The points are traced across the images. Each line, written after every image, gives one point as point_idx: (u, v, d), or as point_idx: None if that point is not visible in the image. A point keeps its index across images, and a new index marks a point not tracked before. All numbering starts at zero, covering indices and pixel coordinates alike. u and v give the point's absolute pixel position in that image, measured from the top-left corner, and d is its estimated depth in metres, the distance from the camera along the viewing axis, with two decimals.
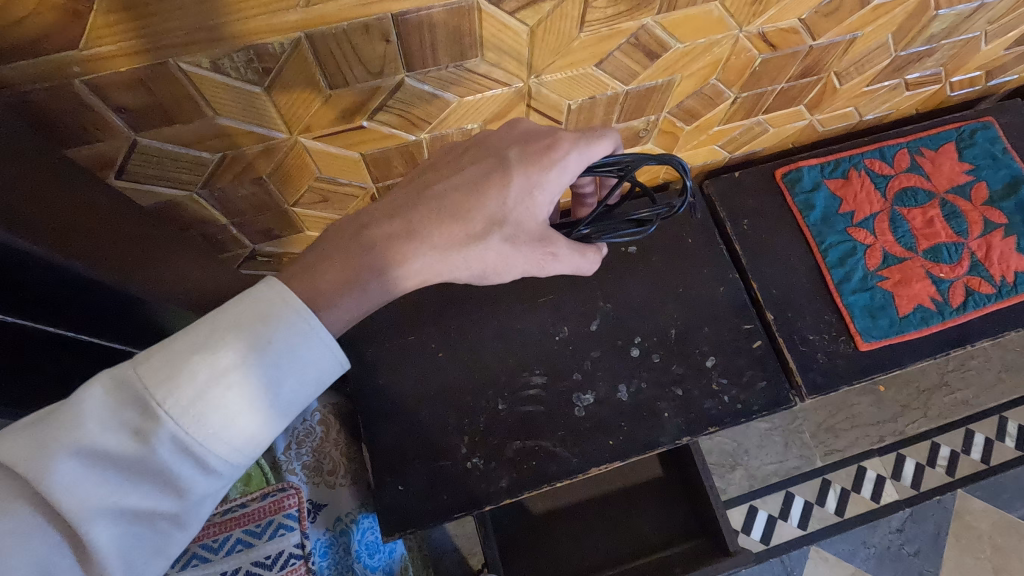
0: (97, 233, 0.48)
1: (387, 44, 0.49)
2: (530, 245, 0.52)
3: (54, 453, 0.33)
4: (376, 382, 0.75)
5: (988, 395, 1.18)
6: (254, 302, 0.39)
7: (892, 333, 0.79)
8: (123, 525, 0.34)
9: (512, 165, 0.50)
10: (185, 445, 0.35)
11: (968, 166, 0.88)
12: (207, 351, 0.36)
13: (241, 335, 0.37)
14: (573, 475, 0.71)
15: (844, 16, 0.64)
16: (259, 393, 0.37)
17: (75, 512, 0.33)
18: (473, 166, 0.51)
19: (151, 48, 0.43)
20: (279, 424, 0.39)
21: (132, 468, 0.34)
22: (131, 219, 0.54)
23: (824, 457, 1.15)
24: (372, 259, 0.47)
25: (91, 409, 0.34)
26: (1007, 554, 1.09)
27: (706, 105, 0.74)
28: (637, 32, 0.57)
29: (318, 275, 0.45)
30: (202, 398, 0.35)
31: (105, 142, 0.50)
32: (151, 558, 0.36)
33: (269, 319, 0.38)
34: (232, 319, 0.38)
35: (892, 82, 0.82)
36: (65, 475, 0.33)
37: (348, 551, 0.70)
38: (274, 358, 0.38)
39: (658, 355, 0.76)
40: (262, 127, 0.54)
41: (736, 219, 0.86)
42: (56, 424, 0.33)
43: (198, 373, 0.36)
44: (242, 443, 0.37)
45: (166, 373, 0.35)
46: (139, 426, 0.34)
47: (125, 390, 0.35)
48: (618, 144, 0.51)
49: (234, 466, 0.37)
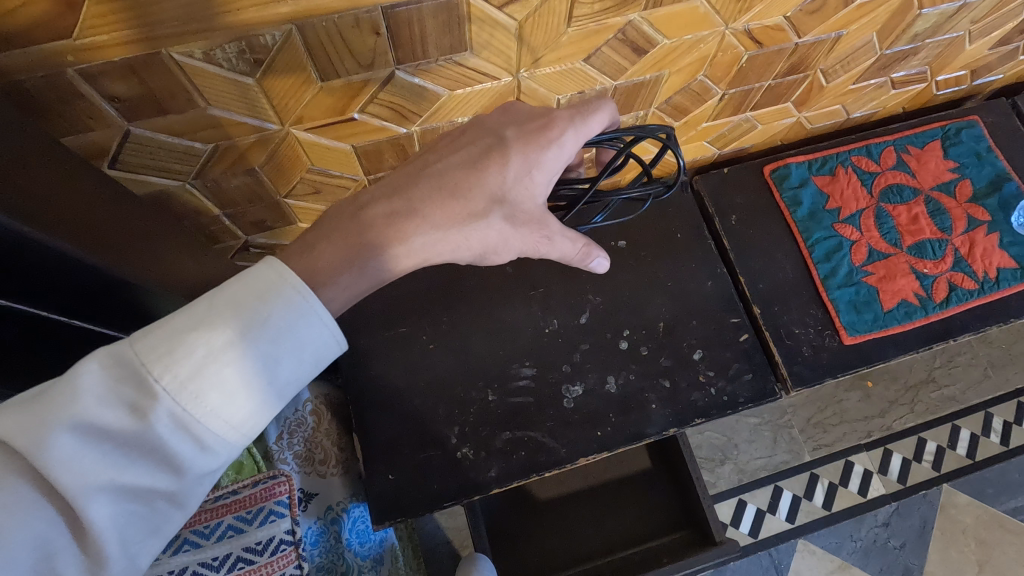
0: (91, 220, 0.49)
1: (377, 37, 0.50)
2: (528, 226, 0.53)
3: (52, 428, 0.34)
4: (368, 373, 0.76)
5: (974, 391, 1.20)
6: (252, 280, 0.40)
7: (876, 326, 0.80)
8: (121, 502, 0.36)
9: (511, 145, 0.51)
10: (182, 422, 0.36)
11: (953, 164, 0.90)
12: (204, 329, 0.38)
13: (239, 313, 0.39)
14: (561, 465, 0.72)
15: (829, 14, 0.65)
16: (258, 371, 0.39)
17: (74, 486, 0.34)
18: (471, 146, 0.52)
19: (145, 38, 0.44)
20: (277, 402, 0.40)
21: (129, 444, 0.35)
22: (125, 208, 0.55)
23: (812, 452, 1.16)
24: (375, 237, 0.48)
25: (88, 385, 0.35)
26: (990, 548, 1.11)
27: (694, 101, 0.75)
28: (625, 28, 0.58)
29: (318, 255, 0.46)
30: (199, 375, 0.37)
31: (97, 131, 0.51)
32: (148, 535, 0.37)
33: (266, 297, 0.39)
34: (230, 297, 0.39)
35: (878, 81, 0.84)
36: (64, 450, 0.34)
37: (338, 538, 0.71)
38: (272, 338, 0.39)
39: (646, 347, 0.77)
40: (255, 119, 0.55)
41: (724, 215, 0.87)
42: (54, 399, 0.34)
43: (195, 351, 0.37)
44: (241, 421, 0.38)
45: (164, 351, 0.36)
46: (136, 403, 0.35)
47: (122, 366, 0.36)
48: (614, 113, 0.53)
49: (231, 444, 0.38)
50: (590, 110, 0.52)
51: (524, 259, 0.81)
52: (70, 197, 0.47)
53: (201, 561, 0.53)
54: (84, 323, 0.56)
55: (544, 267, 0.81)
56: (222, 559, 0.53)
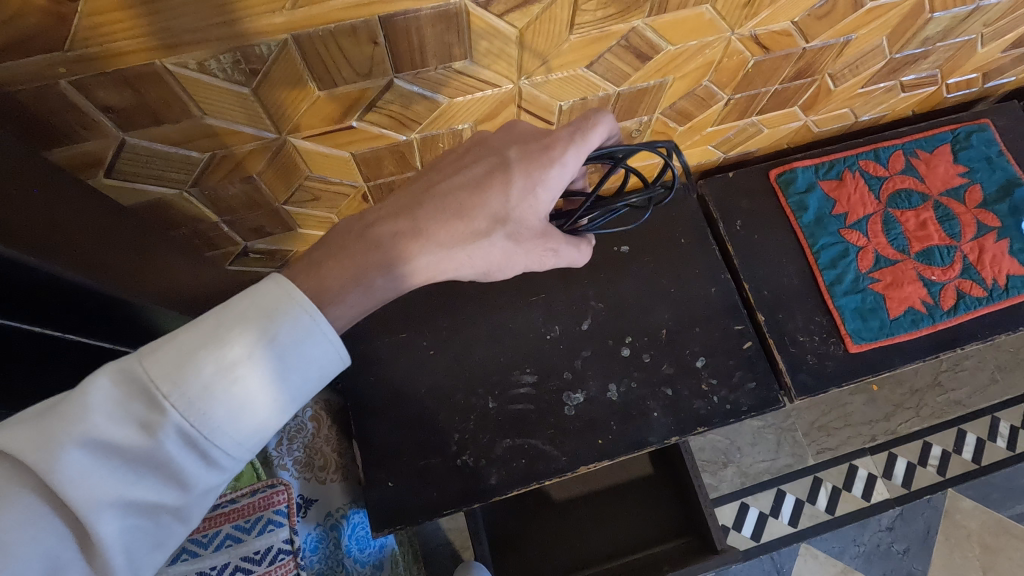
0: (82, 240, 0.48)
1: (375, 46, 0.49)
2: (531, 241, 0.53)
3: (61, 445, 0.33)
4: (367, 380, 0.75)
5: (980, 395, 1.19)
6: (260, 297, 0.40)
7: (882, 334, 0.79)
8: (129, 517, 0.35)
9: (515, 165, 0.50)
10: (191, 438, 0.36)
11: (962, 169, 0.88)
12: (213, 345, 0.37)
13: (248, 329, 0.38)
14: (562, 473, 0.71)
15: (838, 19, 0.64)
16: (265, 387, 0.39)
17: (83, 503, 0.33)
18: (475, 166, 0.51)
19: (137, 50, 0.43)
20: (282, 419, 0.40)
21: (138, 460, 0.35)
22: (110, 224, 0.54)
23: (816, 455, 1.16)
24: (380, 255, 0.48)
25: (98, 401, 0.34)
26: (995, 554, 1.10)
27: (699, 106, 0.74)
28: (627, 35, 0.57)
29: (324, 274, 0.45)
30: (209, 392, 0.36)
31: (93, 141, 0.50)
32: (152, 550, 0.37)
33: (274, 315, 0.39)
34: (238, 313, 0.39)
35: (887, 84, 0.82)
36: (73, 467, 0.33)
37: (337, 546, 0.71)
38: (279, 355, 0.39)
39: (648, 355, 0.76)
40: (252, 128, 0.54)
41: (729, 220, 0.86)
42: (64, 414, 0.34)
43: (205, 367, 0.37)
44: (247, 436, 0.38)
45: (174, 368, 0.36)
46: (146, 419, 0.35)
47: (132, 382, 0.36)
48: (613, 124, 0.49)
49: (236, 458, 0.39)
50: (589, 127, 0.48)
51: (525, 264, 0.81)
52: (48, 211, 0.46)
53: (198, 570, 0.53)
54: (86, 338, 0.55)
55: (546, 272, 0.80)
56: (220, 568, 0.53)
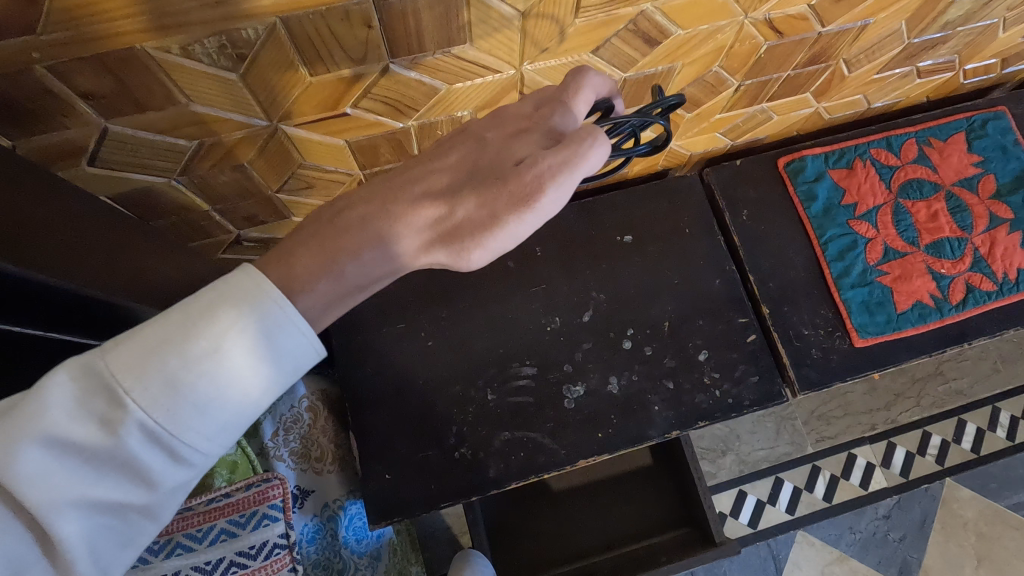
0: (57, 239, 0.47)
1: (369, 30, 0.46)
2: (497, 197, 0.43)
3: (19, 443, 0.32)
4: (364, 370, 0.74)
5: (982, 385, 1.18)
6: (229, 287, 0.37)
7: (888, 329, 0.78)
8: (93, 516, 0.34)
9: (492, 134, 0.46)
10: (155, 436, 0.34)
11: (977, 158, 0.86)
12: (177, 339, 0.35)
13: (211, 321, 0.35)
14: (561, 466, 0.71)
15: (856, 2, 0.61)
16: (231, 383, 0.36)
17: (43, 502, 0.33)
18: (449, 141, 0.48)
19: (113, 34, 0.41)
20: (250, 416, 0.38)
21: (100, 459, 0.34)
22: (87, 219, 0.52)
23: (815, 444, 1.15)
24: (355, 239, 0.44)
25: (57, 398, 0.33)
26: (990, 543, 1.11)
27: (708, 93, 0.71)
28: (636, 18, 0.54)
29: (294, 263, 0.41)
30: (173, 388, 0.34)
31: (74, 129, 0.48)
32: (120, 545, 0.36)
33: (241, 307, 0.36)
34: (204, 304, 0.36)
35: (904, 70, 0.79)
36: (31, 465, 0.32)
37: (336, 536, 0.71)
38: (247, 348, 0.36)
39: (650, 347, 0.75)
40: (241, 115, 0.52)
41: (735, 209, 0.83)
42: (24, 411, 0.33)
43: (167, 363, 0.34)
44: (215, 433, 0.36)
45: (135, 363, 0.34)
46: (107, 416, 0.34)
47: (92, 378, 0.34)
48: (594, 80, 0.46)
49: (205, 454, 0.37)
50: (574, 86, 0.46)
51: (526, 254, 0.79)
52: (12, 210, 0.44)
53: (194, 565, 0.52)
54: (68, 335, 0.52)
55: (546, 262, 0.79)
56: (215, 563, 0.52)
